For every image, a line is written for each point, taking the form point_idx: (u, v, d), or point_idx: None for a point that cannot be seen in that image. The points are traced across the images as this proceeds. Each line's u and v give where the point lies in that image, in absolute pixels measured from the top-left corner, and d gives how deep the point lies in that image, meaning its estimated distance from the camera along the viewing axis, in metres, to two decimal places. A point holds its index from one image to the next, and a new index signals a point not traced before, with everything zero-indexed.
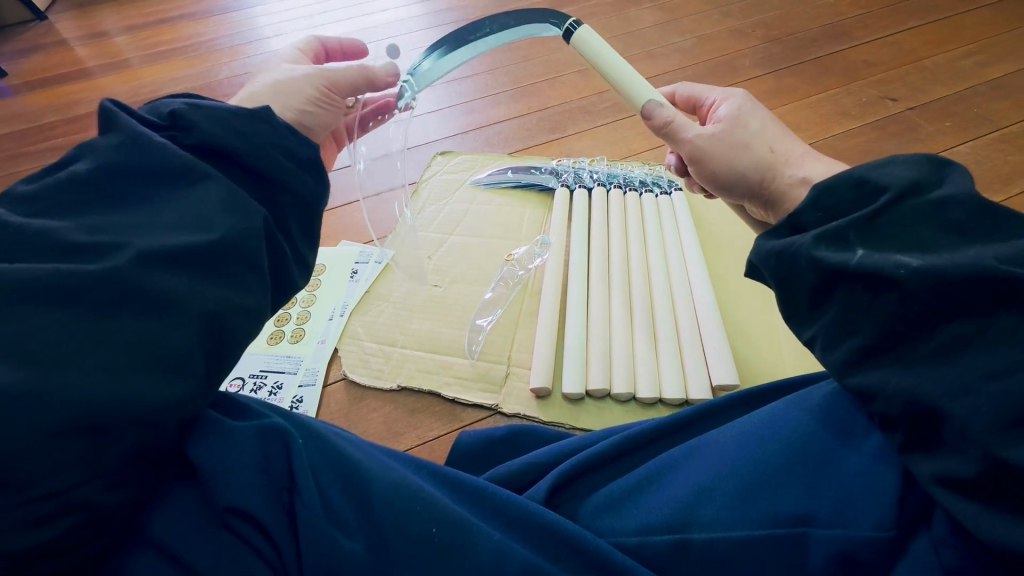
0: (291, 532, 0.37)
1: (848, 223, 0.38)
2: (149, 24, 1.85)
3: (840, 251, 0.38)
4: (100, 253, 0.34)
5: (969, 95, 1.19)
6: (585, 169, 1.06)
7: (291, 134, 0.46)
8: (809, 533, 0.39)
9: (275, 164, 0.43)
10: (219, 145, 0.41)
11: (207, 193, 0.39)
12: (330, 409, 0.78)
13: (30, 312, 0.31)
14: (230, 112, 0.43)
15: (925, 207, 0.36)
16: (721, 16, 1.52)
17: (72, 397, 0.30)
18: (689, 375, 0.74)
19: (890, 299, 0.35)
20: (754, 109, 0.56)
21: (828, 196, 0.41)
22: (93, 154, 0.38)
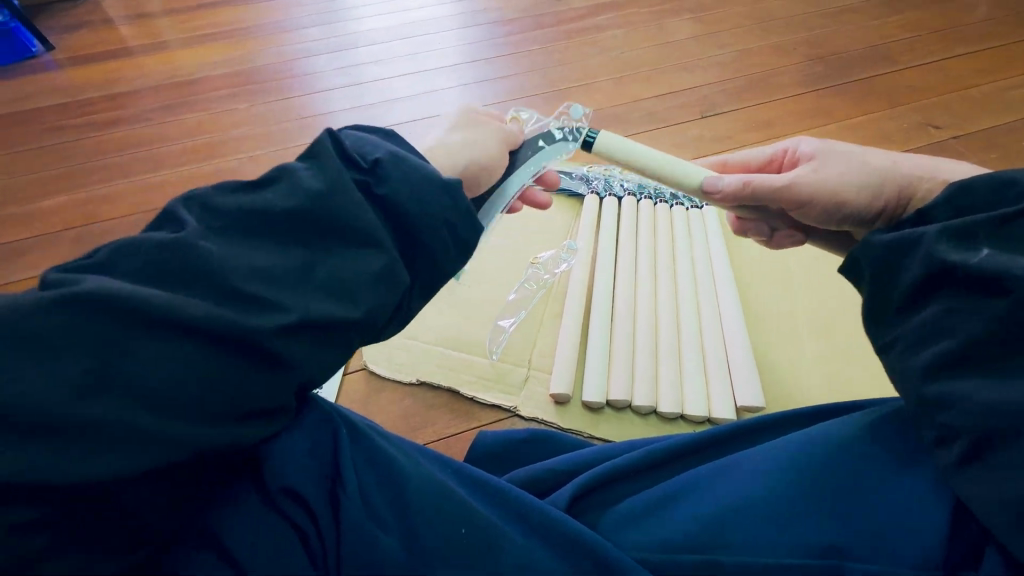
0: (334, 519, 0.37)
1: (983, 222, 0.38)
2: (193, 8, 1.89)
3: (965, 250, 0.38)
4: (257, 305, 0.33)
5: (1016, 127, 1.15)
6: (616, 177, 1.05)
7: (465, 213, 0.42)
8: (844, 564, 0.38)
9: (429, 241, 0.40)
10: (399, 209, 0.39)
11: (368, 261, 0.37)
12: (349, 398, 0.78)
13: (170, 348, 0.30)
14: (423, 177, 0.40)
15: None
16: (762, 31, 1.50)
17: (182, 441, 0.30)
18: (713, 394, 0.73)
19: (1000, 305, 0.35)
20: (830, 142, 0.59)
21: (964, 195, 0.40)
22: (291, 185, 0.36)
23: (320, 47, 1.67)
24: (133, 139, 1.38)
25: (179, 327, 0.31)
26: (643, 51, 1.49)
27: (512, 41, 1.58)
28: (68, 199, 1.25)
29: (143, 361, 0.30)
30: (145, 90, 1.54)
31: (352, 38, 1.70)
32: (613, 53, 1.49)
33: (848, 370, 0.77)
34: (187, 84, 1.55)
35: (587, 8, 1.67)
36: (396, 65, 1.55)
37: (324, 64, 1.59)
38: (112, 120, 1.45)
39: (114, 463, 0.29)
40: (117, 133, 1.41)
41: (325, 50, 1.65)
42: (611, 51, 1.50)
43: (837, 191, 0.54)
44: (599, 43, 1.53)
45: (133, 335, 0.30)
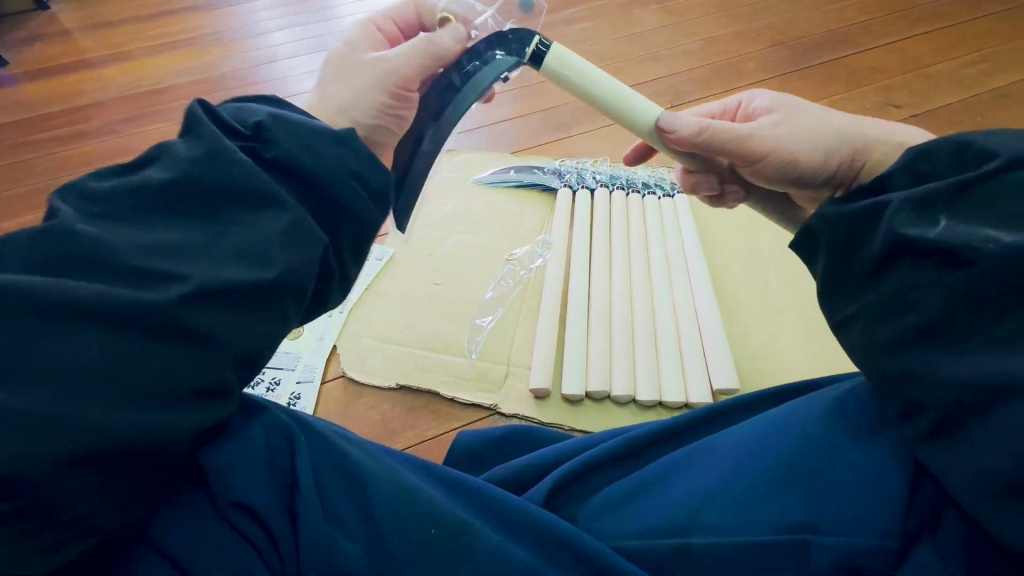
0: (291, 527, 0.36)
1: (944, 190, 0.37)
2: (153, 16, 1.83)
3: (923, 222, 0.38)
4: (154, 279, 0.33)
5: (973, 104, 1.19)
6: (588, 169, 1.05)
7: (369, 161, 0.42)
8: (812, 539, 0.39)
9: (338, 193, 0.40)
10: (297, 166, 0.39)
11: (272, 221, 0.36)
12: (327, 406, 0.78)
13: (63, 335, 0.30)
14: (315, 131, 0.40)
15: (1015, 184, 0.36)
16: (727, 19, 1.52)
17: (98, 428, 0.29)
18: (689, 379, 0.74)
19: (961, 276, 0.36)
20: (793, 100, 0.59)
21: (922, 160, 0.39)
22: (171, 159, 0.36)
23: (286, 52, 1.64)
24: (96, 154, 1.34)
25: (65, 308, 0.30)
26: (611, 43, 1.49)
27: None
28: (29, 218, 1.21)
29: (33, 349, 0.29)
30: (106, 102, 1.49)
31: (318, 41, 1.67)
32: (582, 46, 1.49)
33: (818, 348, 0.79)
34: (149, 94, 1.51)
35: (554, 2, 1.67)
36: None
37: (290, 69, 1.56)
38: (72, 135, 1.40)
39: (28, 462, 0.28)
40: (78, 147, 1.36)
41: (291, 54, 1.62)
42: (580, 44, 1.50)
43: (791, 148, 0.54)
44: (568, 36, 1.53)
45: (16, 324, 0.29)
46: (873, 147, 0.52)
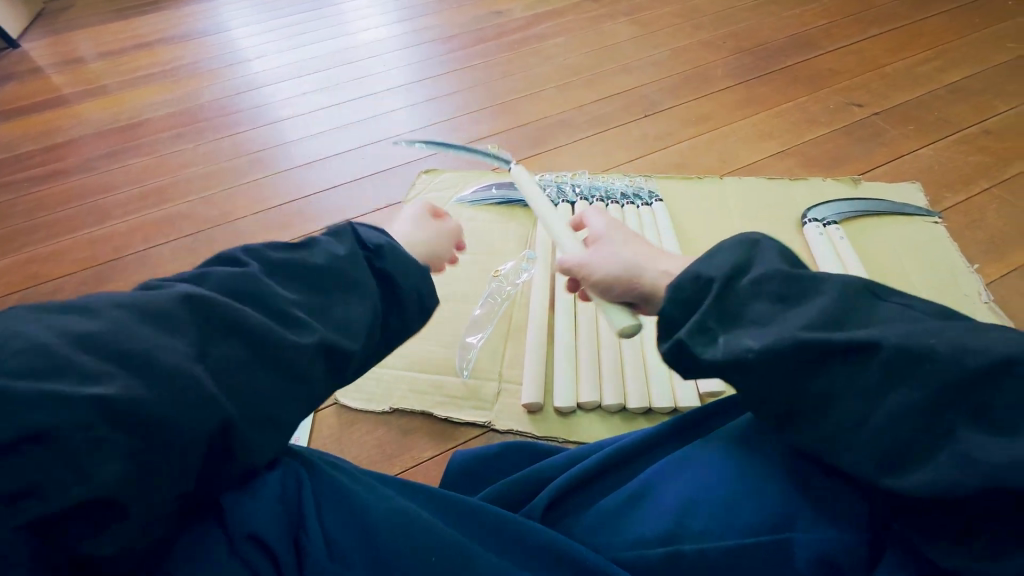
0: (295, 559, 0.38)
1: (703, 315, 0.41)
2: (128, 49, 1.83)
3: (706, 344, 0.40)
4: (251, 337, 0.39)
5: (928, 99, 1.24)
6: (568, 182, 1.07)
7: (423, 266, 0.55)
8: (792, 537, 0.40)
9: (385, 290, 0.50)
10: (320, 263, 0.47)
11: (337, 306, 0.46)
12: (322, 434, 0.78)
13: (120, 375, 0.33)
14: (333, 240, 0.50)
15: (746, 286, 0.41)
16: (693, 28, 1.57)
17: (152, 450, 0.33)
18: (677, 384, 0.76)
19: (755, 377, 0.39)
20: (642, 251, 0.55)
21: (681, 293, 0.43)
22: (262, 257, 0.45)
23: (265, 80, 1.65)
24: (76, 192, 1.33)
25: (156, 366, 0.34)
26: (583, 57, 1.53)
27: (457, 58, 1.61)
28: (9, 260, 1.19)
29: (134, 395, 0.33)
30: (83, 139, 1.49)
31: (296, 67, 1.69)
32: (555, 61, 1.53)
33: None
34: (127, 129, 1.51)
35: (525, 19, 1.71)
36: (343, 91, 1.57)
37: (269, 96, 1.58)
38: (51, 173, 1.39)
39: (86, 478, 0.30)
40: (57, 185, 1.35)
41: (269, 82, 1.64)
42: (553, 59, 1.54)
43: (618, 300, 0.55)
44: (541, 52, 1.57)
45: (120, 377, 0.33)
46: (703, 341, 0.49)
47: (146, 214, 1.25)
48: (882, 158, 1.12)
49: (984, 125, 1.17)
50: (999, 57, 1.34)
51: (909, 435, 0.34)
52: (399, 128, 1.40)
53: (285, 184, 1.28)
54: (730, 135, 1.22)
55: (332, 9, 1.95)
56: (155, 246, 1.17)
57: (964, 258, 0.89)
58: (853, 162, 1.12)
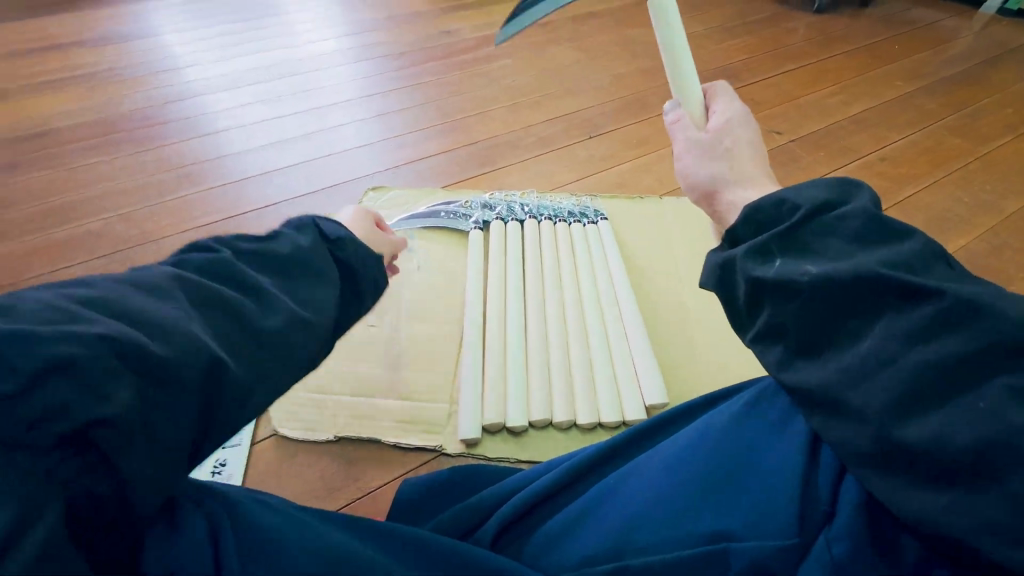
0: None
1: (773, 236, 0.42)
2: (31, 53, 1.66)
3: (765, 263, 0.42)
4: (176, 320, 0.35)
5: (835, 129, 1.40)
6: (517, 201, 1.09)
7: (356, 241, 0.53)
8: (729, 548, 0.42)
9: (320, 255, 0.48)
10: (268, 257, 0.45)
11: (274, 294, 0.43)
12: (258, 470, 0.73)
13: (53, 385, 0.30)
14: (296, 233, 0.48)
15: (825, 222, 0.41)
16: (632, 57, 1.68)
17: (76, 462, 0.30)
18: (624, 398, 0.78)
19: (797, 305, 0.39)
20: None
21: (758, 214, 0.44)
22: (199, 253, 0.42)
23: (196, 89, 1.55)
24: None
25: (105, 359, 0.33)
26: (530, 78, 1.58)
27: (406, 75, 1.60)
28: None
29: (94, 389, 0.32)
30: None
31: (233, 77, 1.61)
32: (504, 82, 1.56)
33: (735, 354, 0.87)
34: (33, 138, 1.36)
35: (474, 40, 1.74)
36: (285, 104, 1.51)
37: (202, 107, 1.49)
38: None
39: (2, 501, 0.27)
40: None
41: (202, 92, 1.54)
42: (501, 80, 1.57)
43: None
44: (490, 73, 1.60)
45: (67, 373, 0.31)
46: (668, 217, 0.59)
47: (51, 232, 1.13)
48: (798, 181, 1.24)
49: (880, 153, 1.32)
50: (890, 94, 1.54)
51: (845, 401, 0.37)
52: (345, 143, 1.36)
53: (220, 200, 1.21)
54: (666, 157, 1.30)
55: (273, 20, 1.88)
56: (62, 269, 1.05)
57: None
58: (775, 183, 1.23)
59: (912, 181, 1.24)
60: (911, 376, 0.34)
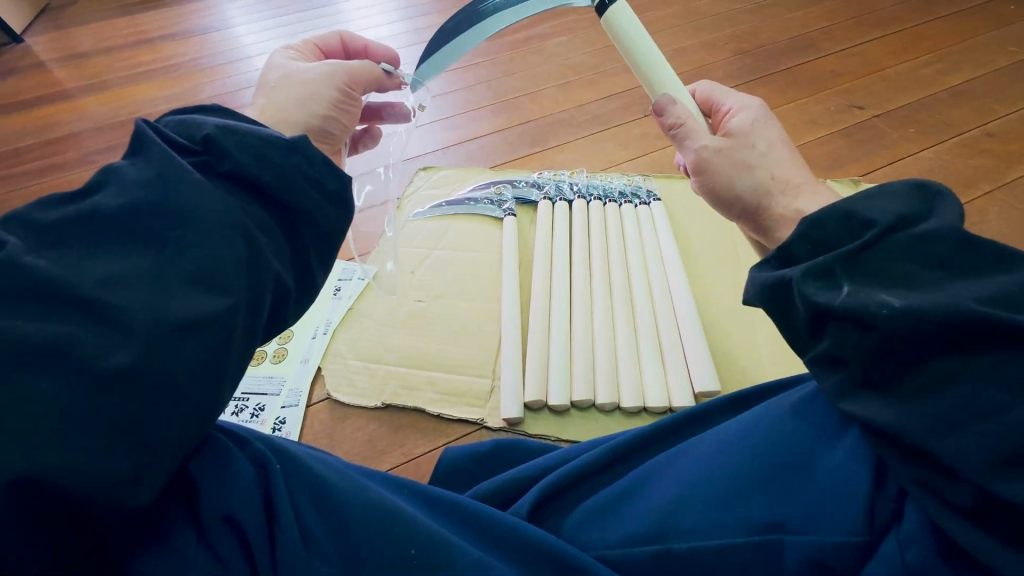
0: (268, 542, 0.37)
1: (836, 259, 0.38)
2: (127, 46, 1.82)
3: (827, 289, 0.38)
4: (134, 296, 0.32)
5: (930, 102, 1.24)
6: (566, 181, 1.06)
7: (325, 167, 0.44)
8: (784, 539, 0.40)
9: (290, 165, 0.41)
10: (250, 176, 0.40)
11: (229, 241, 0.36)
12: (314, 429, 0.78)
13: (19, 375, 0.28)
14: (267, 141, 0.41)
15: (909, 242, 0.36)
16: (694, 29, 1.57)
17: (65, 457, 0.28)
18: (672, 384, 0.76)
19: (869, 340, 0.35)
20: (301, 88, 0.55)
21: (818, 229, 0.40)
22: (121, 184, 0.35)
23: None
24: (74, 184, 1.33)
25: (31, 351, 0.29)
26: (585, 55, 1.53)
27: None
28: None
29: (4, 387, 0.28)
30: (84, 133, 1.49)
31: None
32: (556, 60, 1.52)
33: None
34: (128, 123, 1.50)
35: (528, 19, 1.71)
36: None
37: None
38: (49, 166, 1.39)
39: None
40: (56, 178, 1.35)
41: None
42: (555, 58, 1.53)
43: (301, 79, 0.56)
44: (542, 51, 1.57)
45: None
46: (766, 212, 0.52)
47: None
48: (881, 160, 1.11)
49: (985, 128, 1.16)
50: (1002, 61, 1.34)
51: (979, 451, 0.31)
52: None
53: None
54: None
55: (334, 7, 1.94)
56: None
57: None
58: (854, 163, 1.12)
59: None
60: (1009, 427, 0.31)
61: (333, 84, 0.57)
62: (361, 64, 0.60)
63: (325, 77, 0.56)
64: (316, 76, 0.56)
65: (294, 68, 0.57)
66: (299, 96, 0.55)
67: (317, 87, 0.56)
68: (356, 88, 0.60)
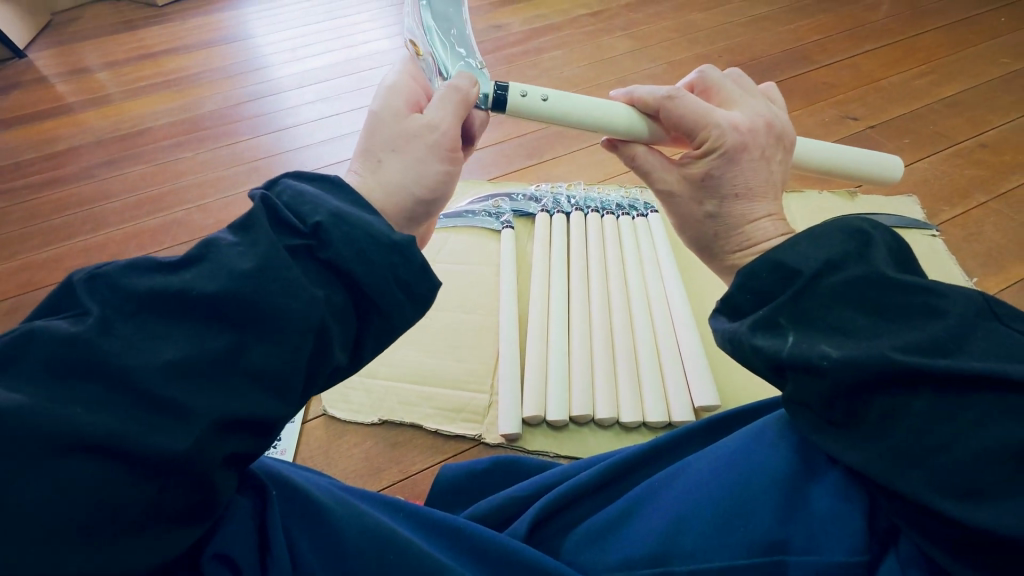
0: (261, 572, 0.36)
1: (776, 309, 0.38)
2: (128, 61, 1.84)
3: (774, 340, 0.38)
4: (193, 391, 0.30)
5: (924, 113, 1.25)
6: (563, 193, 1.06)
7: (419, 270, 0.39)
8: (787, 560, 0.39)
9: (378, 263, 0.37)
10: (344, 267, 0.36)
11: (299, 335, 0.34)
12: (310, 446, 0.77)
13: (65, 468, 0.26)
14: (371, 235, 0.37)
15: (839, 288, 0.36)
16: (690, 43, 1.59)
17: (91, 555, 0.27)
18: (672, 399, 0.75)
19: (819, 388, 0.36)
20: (395, 165, 0.47)
21: (752, 280, 0.41)
22: (217, 265, 0.33)
23: (266, 90, 1.66)
24: (72, 199, 1.33)
25: (85, 444, 0.27)
26: (581, 69, 1.54)
27: None
28: (5, 267, 1.19)
29: (50, 475, 0.26)
30: (83, 147, 1.49)
31: (297, 78, 1.70)
32: (553, 73, 1.54)
33: None
34: (127, 138, 1.51)
35: (525, 33, 1.72)
36: (343, 102, 1.58)
37: (269, 107, 1.59)
38: (48, 181, 1.39)
39: None
40: (55, 193, 1.35)
41: (269, 92, 1.64)
42: (552, 72, 1.55)
43: (390, 152, 0.48)
44: (539, 65, 1.58)
45: (34, 450, 0.26)
46: (730, 258, 0.53)
47: (142, 221, 1.27)
48: None
49: (979, 138, 1.17)
50: (994, 72, 1.35)
51: (955, 482, 0.31)
52: None
53: None
54: None
55: (334, 22, 1.96)
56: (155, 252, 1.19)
57: (961, 270, 0.91)
58: None
59: (1017, 170, 1.09)
60: (955, 464, 0.31)
61: (429, 152, 0.48)
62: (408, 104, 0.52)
63: (414, 147, 0.48)
64: (408, 148, 0.48)
65: (382, 137, 0.49)
66: (395, 173, 0.47)
67: (411, 160, 0.48)
68: (452, 145, 0.51)
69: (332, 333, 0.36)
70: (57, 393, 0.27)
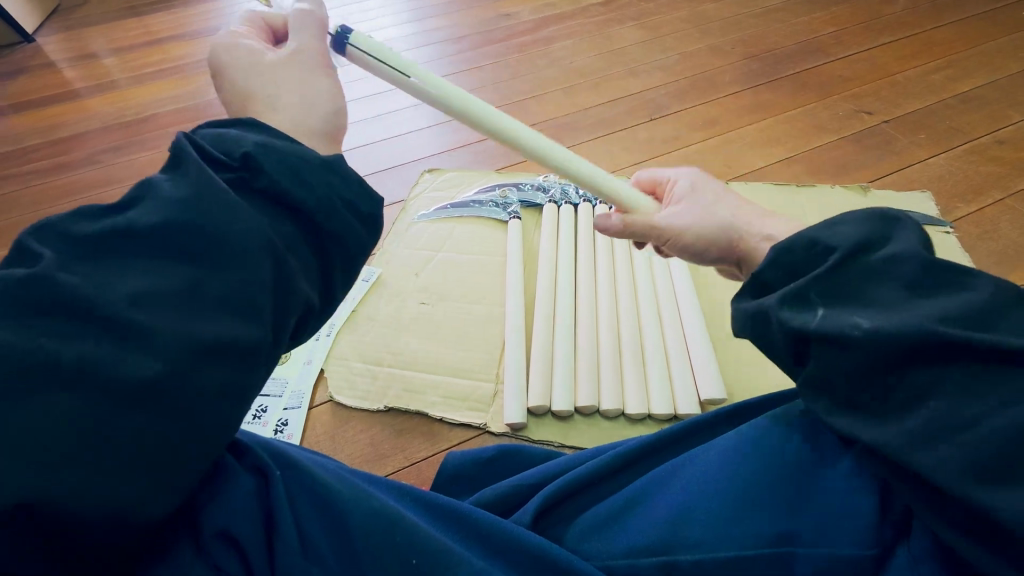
0: (268, 553, 0.36)
1: (809, 283, 0.37)
2: (135, 47, 1.83)
3: (803, 313, 0.37)
4: (158, 317, 0.30)
5: (941, 108, 1.23)
6: (571, 184, 1.05)
7: (361, 189, 0.41)
8: (795, 552, 0.39)
9: (320, 187, 0.38)
10: (284, 193, 0.36)
11: (257, 261, 0.33)
12: (316, 432, 0.77)
13: (41, 397, 0.27)
14: (302, 158, 0.38)
15: (875, 265, 0.36)
16: (703, 34, 1.56)
17: (73, 481, 0.26)
18: (678, 392, 0.75)
19: (849, 360, 0.35)
20: None
21: (786, 257, 0.40)
22: (157, 200, 0.32)
23: None
24: (80, 184, 1.34)
25: (59, 374, 0.27)
26: (590, 60, 1.52)
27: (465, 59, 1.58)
28: None
29: (25, 406, 0.26)
30: (90, 132, 1.49)
31: None
32: (563, 63, 1.52)
33: None
34: (134, 123, 1.51)
35: (534, 22, 1.70)
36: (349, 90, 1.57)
37: None
38: (56, 166, 1.40)
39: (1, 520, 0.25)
40: (63, 178, 1.36)
41: None
42: (561, 61, 1.53)
43: None
44: (548, 55, 1.56)
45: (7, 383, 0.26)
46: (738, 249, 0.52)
47: None
48: (892, 167, 1.10)
49: (996, 135, 1.15)
50: (1014, 67, 1.32)
51: (978, 462, 0.31)
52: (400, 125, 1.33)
53: None
54: (735, 140, 1.21)
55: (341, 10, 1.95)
56: None
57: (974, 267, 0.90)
58: (863, 169, 1.11)
59: None
60: (978, 444, 0.31)
61: None
62: (316, 37, 0.48)
63: None
64: None
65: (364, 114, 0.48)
66: None
67: None
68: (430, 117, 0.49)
69: (292, 262, 0.36)
70: (25, 329, 0.27)
